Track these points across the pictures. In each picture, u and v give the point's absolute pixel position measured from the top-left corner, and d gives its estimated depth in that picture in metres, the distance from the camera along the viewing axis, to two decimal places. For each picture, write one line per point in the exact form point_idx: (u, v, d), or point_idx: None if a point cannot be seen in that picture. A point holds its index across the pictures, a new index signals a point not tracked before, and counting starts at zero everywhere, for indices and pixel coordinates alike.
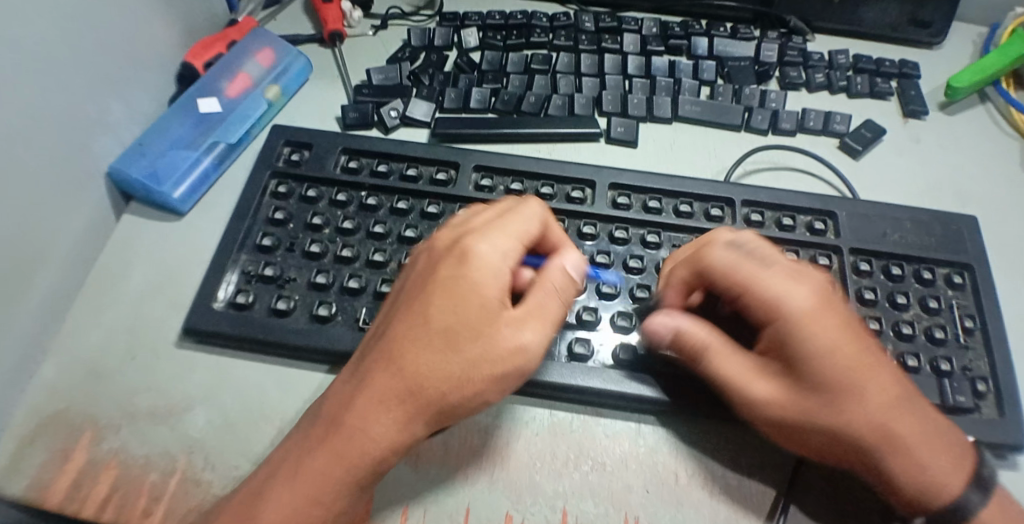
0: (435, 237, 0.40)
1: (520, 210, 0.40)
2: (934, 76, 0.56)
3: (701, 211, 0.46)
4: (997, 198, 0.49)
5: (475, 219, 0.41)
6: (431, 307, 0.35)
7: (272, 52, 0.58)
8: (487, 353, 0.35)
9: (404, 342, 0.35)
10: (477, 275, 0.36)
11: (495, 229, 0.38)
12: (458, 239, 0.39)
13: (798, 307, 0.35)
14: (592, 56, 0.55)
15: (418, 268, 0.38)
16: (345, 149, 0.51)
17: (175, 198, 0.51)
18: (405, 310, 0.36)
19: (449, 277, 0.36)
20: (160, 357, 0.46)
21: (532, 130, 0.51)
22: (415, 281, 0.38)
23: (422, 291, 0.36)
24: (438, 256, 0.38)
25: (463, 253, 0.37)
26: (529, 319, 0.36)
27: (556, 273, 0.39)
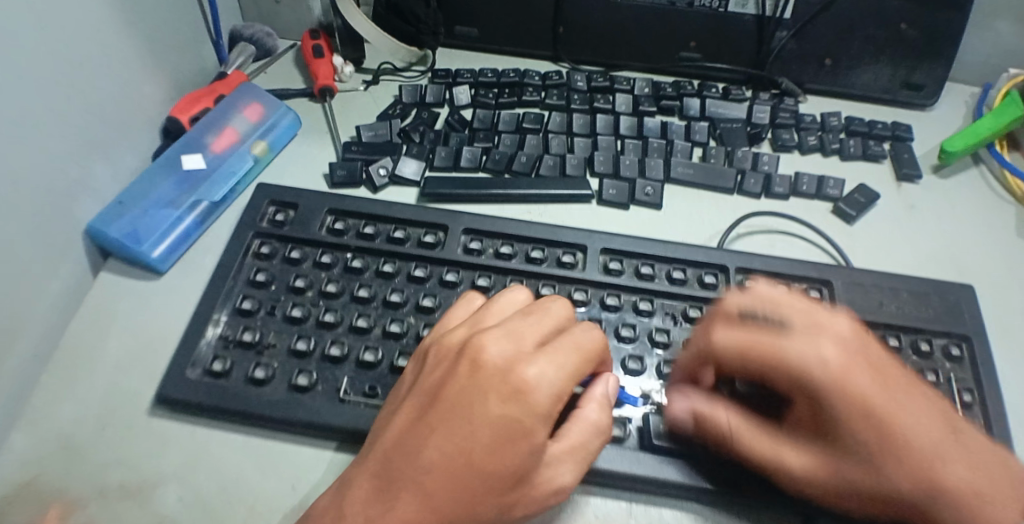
0: (482, 345, 0.35)
1: (575, 336, 0.37)
2: (925, 138, 0.56)
3: (694, 277, 0.45)
4: (994, 264, 0.49)
5: (524, 329, 0.36)
6: (475, 446, 0.32)
7: (261, 107, 0.57)
8: (520, 501, 0.34)
9: (437, 478, 0.31)
10: (532, 417, 0.33)
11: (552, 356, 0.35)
12: (511, 359, 0.34)
13: (827, 378, 0.34)
14: (584, 116, 0.55)
15: (458, 382, 0.34)
16: (332, 209, 0.50)
17: (153, 257, 0.49)
18: (442, 437, 0.32)
19: (500, 413, 0.32)
20: (129, 426, 0.43)
21: (523, 191, 0.50)
22: (455, 401, 0.33)
23: (467, 420, 0.32)
24: (485, 378, 0.33)
25: (517, 386, 0.33)
26: (565, 459, 0.35)
27: (599, 403, 0.37)
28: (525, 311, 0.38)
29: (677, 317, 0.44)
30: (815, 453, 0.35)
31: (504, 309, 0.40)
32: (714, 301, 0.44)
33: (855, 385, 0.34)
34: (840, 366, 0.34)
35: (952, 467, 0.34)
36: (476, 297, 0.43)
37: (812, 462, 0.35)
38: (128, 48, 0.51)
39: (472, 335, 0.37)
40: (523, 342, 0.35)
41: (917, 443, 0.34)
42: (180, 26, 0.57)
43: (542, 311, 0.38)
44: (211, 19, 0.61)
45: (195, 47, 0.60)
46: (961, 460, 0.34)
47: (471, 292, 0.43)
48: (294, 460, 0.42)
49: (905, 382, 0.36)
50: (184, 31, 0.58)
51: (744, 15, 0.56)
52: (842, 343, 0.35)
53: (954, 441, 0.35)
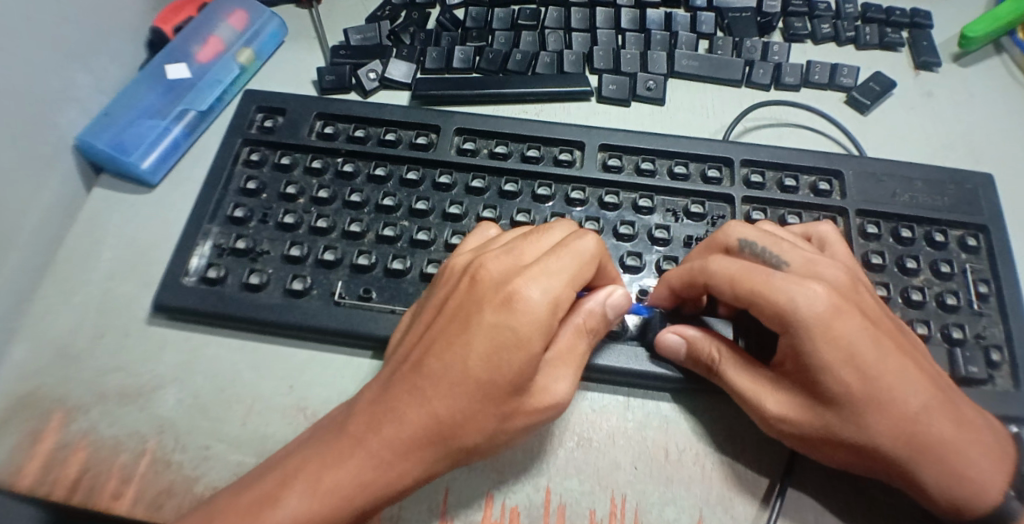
0: (481, 262, 0.34)
1: (574, 244, 0.34)
2: (948, 24, 0.52)
3: (697, 172, 0.43)
4: (1016, 155, 0.46)
5: (523, 245, 0.35)
6: (469, 353, 0.31)
7: (245, 14, 0.54)
8: (519, 409, 0.33)
9: (435, 385, 0.31)
10: (524, 326, 0.31)
11: (549, 266, 0.32)
12: (507, 273, 0.33)
13: (814, 319, 0.31)
14: (582, 10, 0.51)
15: (457, 297, 0.34)
16: (321, 113, 0.48)
17: (143, 169, 0.49)
18: (441, 346, 0.32)
19: (492, 323, 0.31)
20: (130, 334, 0.44)
21: (518, 90, 0.48)
22: (454, 313, 0.33)
23: (463, 331, 0.32)
24: (482, 292, 0.33)
25: (510, 297, 0.31)
26: (562, 368, 0.34)
27: (592, 312, 0.35)
28: (529, 230, 0.36)
29: (677, 213, 0.42)
30: (793, 399, 0.34)
31: (515, 234, 0.38)
32: (718, 196, 0.42)
33: (843, 332, 0.31)
34: (832, 316, 0.31)
35: (938, 430, 0.32)
36: (489, 227, 0.40)
37: (792, 407, 0.34)
38: None
39: (476, 255, 0.36)
40: (523, 257, 0.34)
41: (906, 397, 0.32)
42: None
43: (543, 227, 0.36)
44: None
45: None
46: (949, 424, 0.32)
47: (486, 223, 0.41)
48: (294, 363, 0.43)
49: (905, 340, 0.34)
50: None
51: None
52: (838, 291, 0.33)
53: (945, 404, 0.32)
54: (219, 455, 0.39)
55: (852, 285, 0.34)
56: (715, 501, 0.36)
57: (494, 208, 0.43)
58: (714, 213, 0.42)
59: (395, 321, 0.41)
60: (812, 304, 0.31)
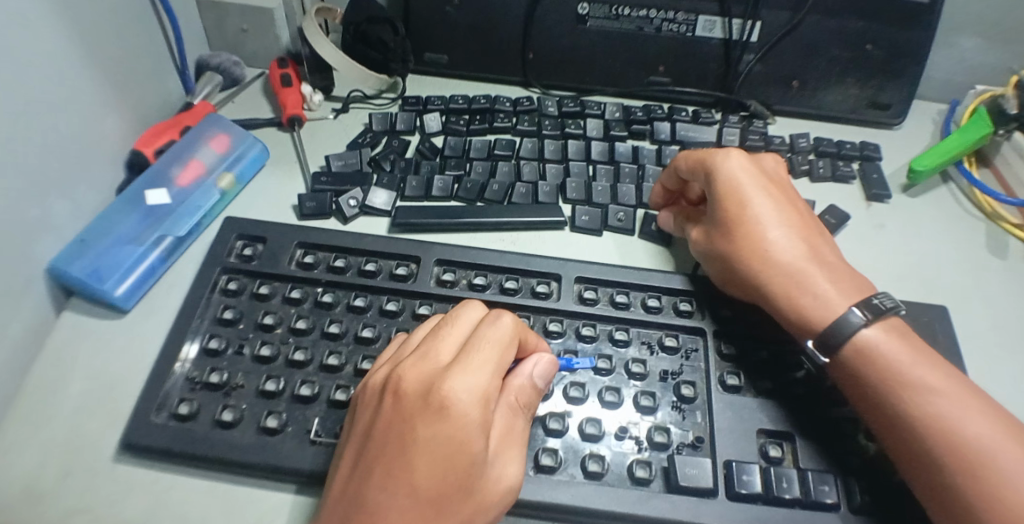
0: (399, 376, 0.34)
1: (485, 331, 0.35)
2: (893, 157, 0.57)
3: (670, 305, 0.45)
4: (965, 281, 0.49)
5: (436, 346, 0.35)
6: (413, 472, 0.31)
7: (228, 138, 0.56)
8: (479, 514, 0.32)
9: (387, 513, 0.30)
10: (460, 427, 0.31)
11: (469, 362, 0.34)
12: (428, 380, 0.33)
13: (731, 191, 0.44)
14: (556, 142, 0.54)
15: (385, 420, 0.33)
16: (301, 243, 0.49)
17: (116, 295, 0.48)
18: (382, 475, 0.31)
19: (429, 435, 0.31)
20: (90, 473, 0.41)
21: (495, 219, 0.50)
22: (388, 438, 0.32)
23: (402, 452, 0.31)
24: (410, 407, 0.32)
25: (438, 401, 0.32)
26: (508, 451, 0.34)
27: (523, 387, 0.36)
28: (436, 326, 0.37)
29: (653, 346, 0.43)
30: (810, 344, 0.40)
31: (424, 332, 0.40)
32: (690, 329, 0.44)
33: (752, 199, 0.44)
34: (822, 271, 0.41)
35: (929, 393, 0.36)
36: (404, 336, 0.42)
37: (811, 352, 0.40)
38: (90, 81, 0.50)
39: (392, 369, 0.36)
40: (438, 359, 0.35)
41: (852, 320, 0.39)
42: (145, 57, 0.56)
43: (449, 321, 0.37)
44: (176, 48, 0.60)
45: (159, 78, 0.59)
46: (951, 395, 0.36)
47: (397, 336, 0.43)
48: (266, 507, 0.40)
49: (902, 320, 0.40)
50: (148, 62, 0.57)
51: (711, 39, 0.56)
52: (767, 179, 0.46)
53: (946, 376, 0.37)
54: None
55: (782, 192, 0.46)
56: None
57: None
58: (688, 345, 0.43)
59: None
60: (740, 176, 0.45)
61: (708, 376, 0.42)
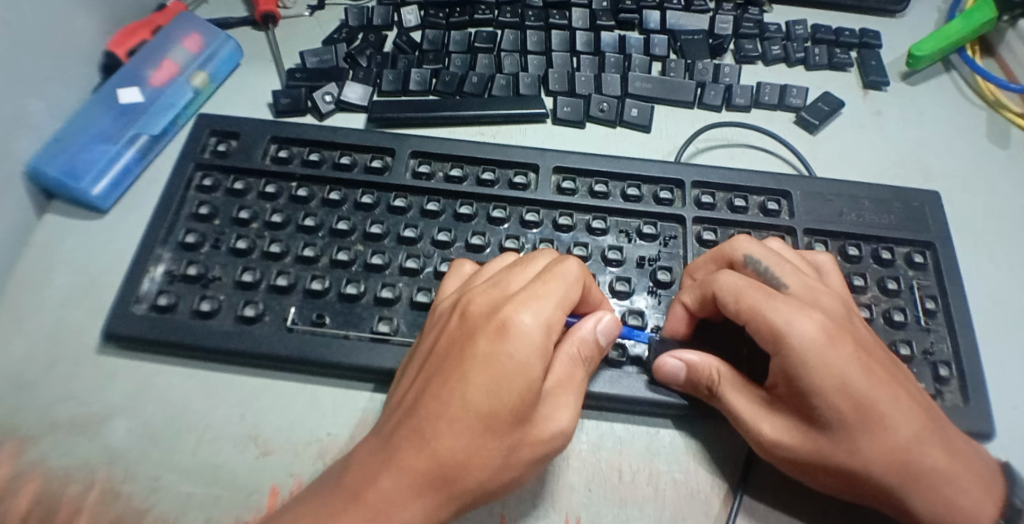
0: (469, 297, 0.34)
1: (558, 269, 0.34)
2: (897, 44, 0.53)
3: (650, 194, 0.44)
4: (960, 170, 0.47)
5: (509, 278, 0.35)
6: (468, 388, 0.30)
7: (200, 37, 0.54)
8: (525, 444, 0.32)
9: (437, 420, 0.30)
10: (520, 352, 0.31)
11: (541, 292, 0.33)
12: (496, 304, 0.33)
13: (805, 342, 0.31)
14: (538, 33, 0.52)
15: (449, 335, 0.33)
16: (275, 137, 0.48)
17: (94, 195, 0.48)
18: (439, 386, 0.31)
19: (487, 353, 0.31)
20: (79, 362, 0.43)
21: (473, 113, 0.48)
22: (449, 350, 0.32)
23: (459, 366, 0.31)
24: (473, 325, 0.32)
25: (501, 325, 0.32)
26: (562, 396, 0.33)
27: (585, 340, 0.35)
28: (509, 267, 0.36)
29: (631, 234, 0.42)
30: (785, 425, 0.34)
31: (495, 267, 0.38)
32: (670, 217, 0.43)
33: (827, 355, 0.31)
34: (828, 349, 0.31)
35: (902, 444, 0.31)
36: (464, 264, 0.40)
37: (785, 434, 0.34)
38: None
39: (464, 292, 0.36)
40: (508, 288, 0.34)
41: (881, 410, 0.31)
42: None
43: (526, 258, 0.36)
44: None
45: None
46: (917, 431, 0.31)
47: (459, 260, 0.40)
48: (249, 391, 0.42)
49: (875, 348, 0.33)
50: None
51: None
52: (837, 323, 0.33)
53: (915, 409, 0.32)
54: (169, 486, 0.38)
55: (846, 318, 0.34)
56: (667, 521, 0.36)
57: (449, 230, 0.43)
58: (667, 233, 0.42)
59: (348, 347, 0.40)
60: (808, 333, 0.31)
61: (685, 262, 0.41)
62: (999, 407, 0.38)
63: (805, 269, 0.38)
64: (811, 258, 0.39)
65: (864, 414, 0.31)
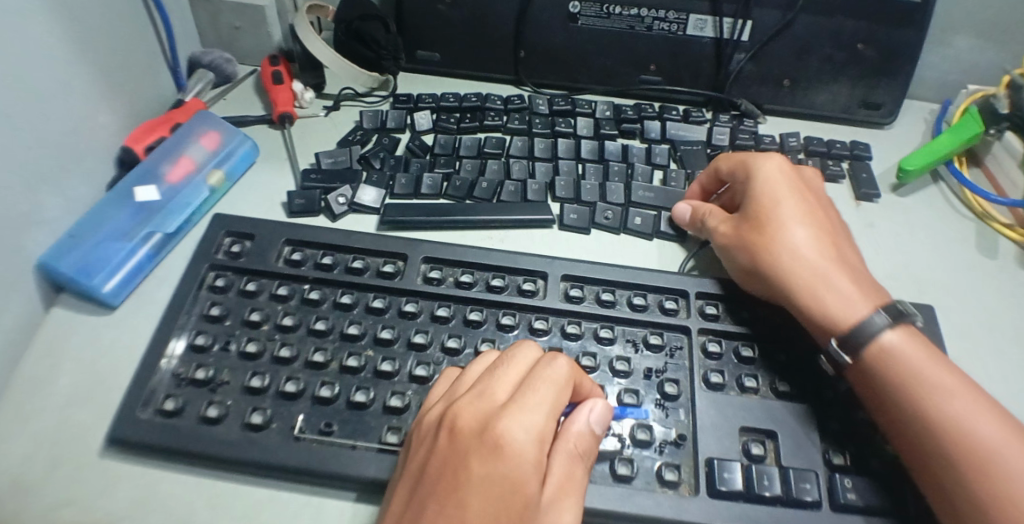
0: (455, 411, 0.34)
1: (546, 370, 0.35)
2: (883, 156, 0.56)
3: (656, 303, 0.45)
4: (953, 280, 0.49)
5: (493, 384, 0.35)
6: (464, 509, 0.30)
7: (218, 135, 0.56)
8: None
9: None
10: (514, 464, 0.31)
11: (527, 402, 0.33)
12: (484, 419, 0.33)
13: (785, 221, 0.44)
14: (545, 141, 0.55)
15: (439, 455, 0.32)
16: (289, 239, 0.49)
17: (105, 292, 0.48)
18: (433, 510, 0.30)
19: (483, 475, 0.30)
20: (80, 467, 0.42)
21: (483, 218, 0.50)
22: (441, 475, 0.31)
23: (454, 491, 0.30)
24: (463, 444, 0.32)
25: (493, 443, 0.31)
26: (564, 499, 0.33)
27: (581, 434, 0.35)
28: (745, 159, 0.47)
29: (637, 344, 0.43)
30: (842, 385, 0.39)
31: (481, 366, 0.38)
32: (675, 327, 0.44)
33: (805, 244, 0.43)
34: (821, 252, 0.43)
35: (940, 400, 0.36)
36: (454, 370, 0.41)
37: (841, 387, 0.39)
38: (82, 79, 0.50)
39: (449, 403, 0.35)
40: (494, 398, 0.34)
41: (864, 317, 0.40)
42: (137, 54, 0.56)
43: (506, 358, 0.36)
44: (168, 45, 0.60)
45: (150, 73, 0.59)
46: (955, 393, 0.37)
47: (448, 369, 0.41)
48: (253, 502, 0.40)
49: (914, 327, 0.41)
50: (140, 58, 0.57)
51: (703, 38, 0.56)
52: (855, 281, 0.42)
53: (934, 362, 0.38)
54: None
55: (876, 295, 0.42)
56: None
57: (459, 337, 0.44)
58: (673, 343, 0.43)
59: (356, 458, 0.40)
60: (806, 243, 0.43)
61: (692, 374, 0.42)
62: None
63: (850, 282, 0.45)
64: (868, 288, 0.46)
65: (905, 369, 0.37)
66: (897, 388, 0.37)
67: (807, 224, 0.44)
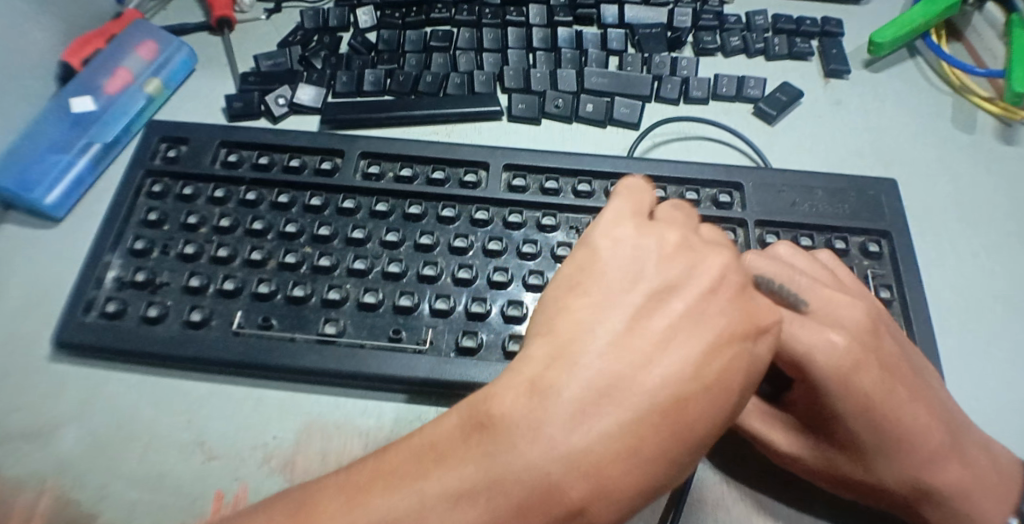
0: (726, 272, 0.28)
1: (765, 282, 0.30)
2: (859, 32, 0.52)
3: (601, 189, 0.43)
4: (924, 156, 0.46)
5: (732, 259, 0.29)
6: (707, 396, 0.25)
7: (155, 44, 0.54)
8: None
9: (654, 430, 0.24)
10: (760, 371, 0.27)
11: (767, 300, 0.28)
12: (758, 298, 0.28)
13: (813, 362, 0.31)
14: (494, 31, 0.51)
15: (698, 306, 0.26)
16: (224, 141, 0.48)
17: (47, 204, 0.47)
18: (676, 374, 0.24)
19: (725, 366, 0.25)
20: (30, 371, 0.42)
21: (427, 111, 0.48)
22: (693, 330, 0.26)
23: (714, 367, 0.25)
24: (729, 312, 0.26)
25: (761, 329, 0.27)
26: None
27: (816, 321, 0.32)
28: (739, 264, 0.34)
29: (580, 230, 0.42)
30: (810, 438, 0.33)
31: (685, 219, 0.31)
32: None
33: (804, 345, 0.31)
34: (846, 359, 0.31)
35: (933, 458, 0.32)
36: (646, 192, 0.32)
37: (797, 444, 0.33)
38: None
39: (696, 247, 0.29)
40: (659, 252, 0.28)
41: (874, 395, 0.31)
42: None
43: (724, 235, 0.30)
44: None
45: None
46: (941, 440, 0.32)
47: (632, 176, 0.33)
48: (198, 397, 0.41)
49: (905, 353, 0.34)
50: None
51: None
52: (854, 339, 0.32)
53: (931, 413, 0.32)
54: (116, 493, 0.37)
55: (872, 328, 0.32)
56: None
57: (397, 231, 0.42)
58: None
59: (293, 349, 0.39)
60: (814, 343, 0.31)
61: None
62: (958, 400, 0.37)
63: (823, 275, 0.36)
64: (817, 256, 0.37)
65: (901, 424, 0.31)
66: (878, 451, 0.32)
67: (817, 331, 0.31)
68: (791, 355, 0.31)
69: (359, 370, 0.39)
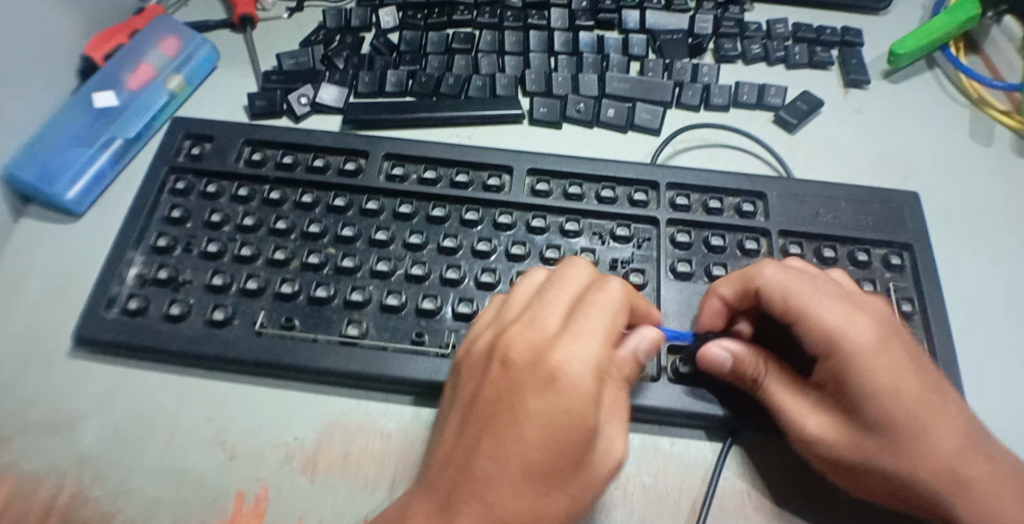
0: (506, 343, 0.31)
1: (600, 295, 0.32)
2: (878, 42, 0.53)
3: (624, 195, 0.43)
4: (943, 168, 0.47)
5: (546, 309, 0.32)
6: (525, 442, 0.28)
7: (178, 40, 0.54)
8: (593, 476, 0.30)
9: (498, 481, 0.28)
10: (574, 402, 0.29)
11: (579, 330, 0.31)
12: (539, 350, 0.30)
13: (852, 336, 0.32)
14: (516, 34, 0.51)
15: (491, 386, 0.30)
16: (248, 139, 0.48)
17: (68, 199, 0.47)
18: (490, 440, 0.29)
19: (542, 408, 0.28)
20: (52, 364, 0.42)
21: (450, 114, 0.48)
22: (491, 406, 0.30)
23: (512, 424, 0.28)
24: (517, 374, 0.30)
25: (548, 372, 0.29)
26: (615, 423, 0.32)
27: (626, 359, 0.34)
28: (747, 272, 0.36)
29: (603, 236, 0.42)
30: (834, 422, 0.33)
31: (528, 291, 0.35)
32: (644, 219, 0.42)
33: (829, 318, 0.33)
34: (877, 348, 0.32)
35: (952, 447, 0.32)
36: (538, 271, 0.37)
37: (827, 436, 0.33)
38: None
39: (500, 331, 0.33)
40: (548, 327, 0.31)
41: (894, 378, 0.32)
42: None
43: (558, 278, 0.34)
44: None
45: None
46: (958, 430, 0.32)
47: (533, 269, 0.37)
48: (219, 396, 0.41)
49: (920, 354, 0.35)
50: None
51: None
52: (880, 323, 0.33)
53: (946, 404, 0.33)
54: (137, 489, 0.38)
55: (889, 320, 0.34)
56: None
57: (421, 233, 0.43)
58: (641, 235, 0.42)
59: (317, 349, 0.39)
60: (844, 318, 0.33)
61: (658, 263, 0.41)
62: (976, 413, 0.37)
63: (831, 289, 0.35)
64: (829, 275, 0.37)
65: (919, 407, 0.32)
66: (903, 435, 0.31)
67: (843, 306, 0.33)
68: (822, 323, 0.33)
69: (381, 372, 0.39)
